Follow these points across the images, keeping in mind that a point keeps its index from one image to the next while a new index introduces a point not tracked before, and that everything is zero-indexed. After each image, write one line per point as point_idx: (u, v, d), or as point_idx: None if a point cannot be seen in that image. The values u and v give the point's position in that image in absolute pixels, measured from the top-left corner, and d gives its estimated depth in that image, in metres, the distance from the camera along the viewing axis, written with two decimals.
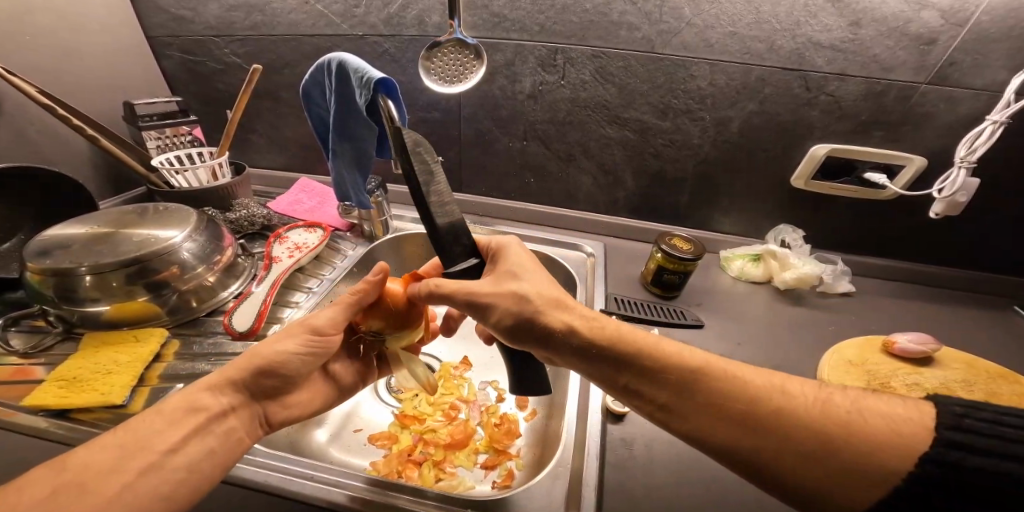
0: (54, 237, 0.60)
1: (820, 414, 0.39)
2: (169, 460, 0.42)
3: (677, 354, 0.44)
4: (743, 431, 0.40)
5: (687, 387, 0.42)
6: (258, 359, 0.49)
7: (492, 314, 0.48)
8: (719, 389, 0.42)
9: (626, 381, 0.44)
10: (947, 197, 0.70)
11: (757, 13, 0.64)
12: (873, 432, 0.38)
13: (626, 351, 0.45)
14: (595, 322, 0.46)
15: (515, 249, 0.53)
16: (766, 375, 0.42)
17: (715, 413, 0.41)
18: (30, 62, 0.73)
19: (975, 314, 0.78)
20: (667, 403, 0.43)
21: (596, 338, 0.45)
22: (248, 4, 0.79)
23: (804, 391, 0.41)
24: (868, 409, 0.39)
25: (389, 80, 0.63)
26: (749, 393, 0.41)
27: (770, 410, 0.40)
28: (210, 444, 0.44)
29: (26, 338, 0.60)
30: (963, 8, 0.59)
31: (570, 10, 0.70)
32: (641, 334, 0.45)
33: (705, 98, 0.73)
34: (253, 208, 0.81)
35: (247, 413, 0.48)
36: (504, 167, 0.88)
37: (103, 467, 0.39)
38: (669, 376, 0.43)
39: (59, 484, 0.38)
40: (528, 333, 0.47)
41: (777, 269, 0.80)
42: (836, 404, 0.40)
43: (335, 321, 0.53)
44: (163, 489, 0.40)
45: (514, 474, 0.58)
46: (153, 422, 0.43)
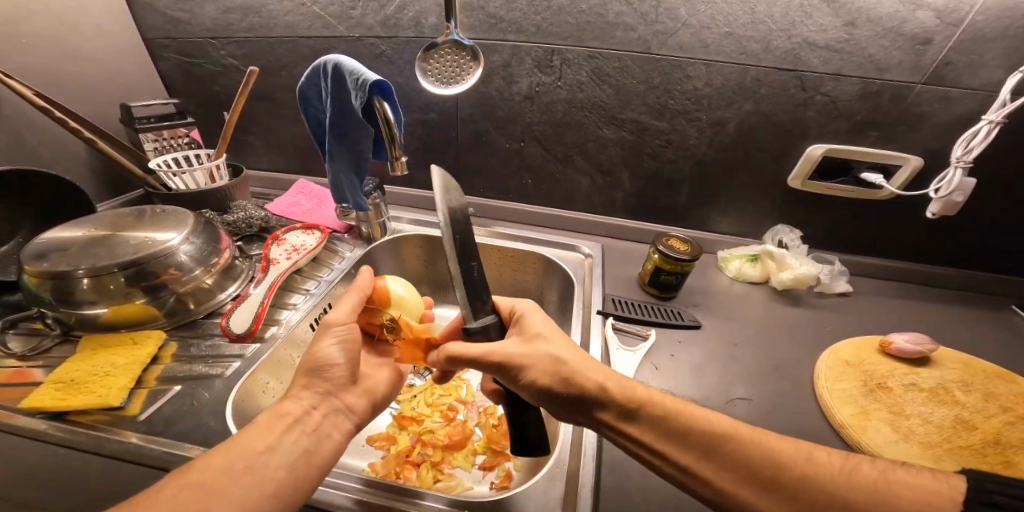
0: (50, 240, 0.60)
1: (846, 482, 0.41)
2: (270, 461, 0.43)
3: (702, 416, 0.46)
4: (766, 496, 0.41)
5: (712, 452, 0.43)
6: (309, 359, 0.52)
7: (528, 376, 0.47)
8: (744, 453, 0.43)
9: (652, 442, 0.45)
10: (943, 197, 0.70)
11: (752, 13, 0.64)
12: (900, 504, 0.39)
13: (657, 412, 0.45)
14: (624, 384, 0.47)
15: (535, 313, 0.52)
16: (791, 442, 0.44)
17: (738, 475, 0.42)
18: (29, 64, 0.74)
19: (974, 314, 0.78)
20: (691, 464, 0.44)
21: (627, 400, 0.46)
22: (245, 6, 0.79)
23: (829, 458, 0.43)
24: (895, 479, 0.41)
25: (386, 83, 0.63)
26: (772, 458, 0.43)
27: (793, 475, 0.42)
28: (303, 445, 0.46)
29: (25, 340, 0.60)
30: (958, 8, 0.59)
31: (566, 11, 0.70)
32: (666, 397, 0.47)
33: (702, 98, 0.73)
34: (251, 211, 0.81)
35: (328, 409, 0.50)
36: (502, 168, 0.88)
37: (217, 469, 0.41)
38: (693, 439, 0.44)
39: (184, 486, 0.39)
40: (559, 395, 0.47)
41: (775, 269, 0.80)
42: (862, 472, 0.41)
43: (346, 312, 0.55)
44: (267, 487, 0.42)
45: (512, 475, 0.58)
46: (255, 428, 0.45)
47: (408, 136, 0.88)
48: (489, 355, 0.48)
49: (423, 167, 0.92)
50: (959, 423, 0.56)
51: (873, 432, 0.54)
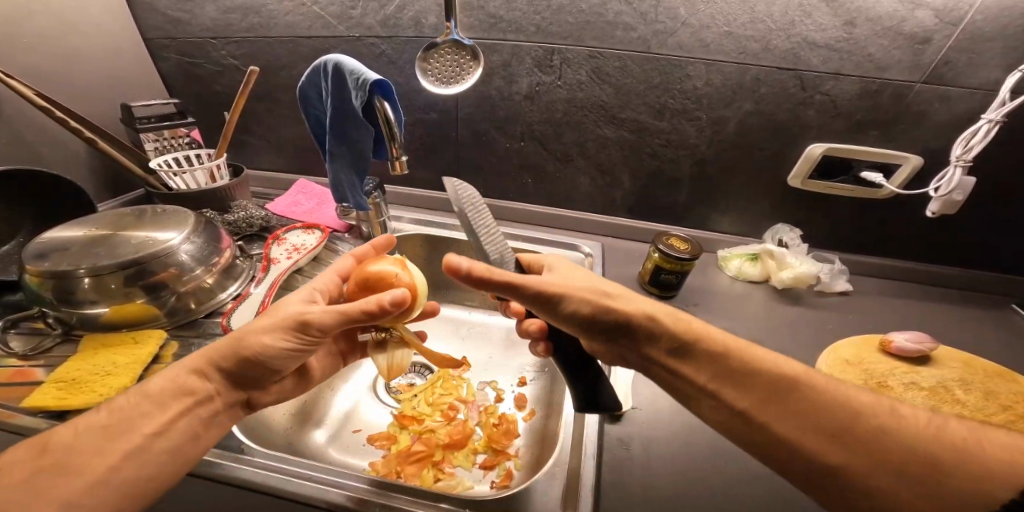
0: (51, 240, 0.60)
1: (935, 437, 0.38)
2: (153, 442, 0.42)
3: (769, 360, 0.44)
4: (836, 445, 0.39)
5: (781, 397, 0.42)
6: (244, 348, 0.46)
7: (566, 306, 0.47)
8: (820, 399, 0.41)
9: (706, 383, 0.44)
10: (943, 196, 0.70)
11: (752, 12, 0.64)
12: (992, 464, 0.36)
13: (715, 350, 0.45)
14: (679, 319, 0.47)
15: (563, 260, 0.53)
16: (874, 395, 0.41)
17: (808, 422, 0.40)
18: (29, 64, 0.74)
19: (974, 313, 0.78)
20: (750, 409, 0.42)
21: (679, 331, 0.46)
22: (245, 6, 0.79)
23: (915, 414, 0.40)
24: (993, 441, 0.37)
25: (386, 82, 0.63)
26: (843, 404, 0.41)
27: (866, 423, 0.39)
28: (194, 429, 0.45)
29: (26, 340, 0.60)
30: (957, 7, 0.59)
31: (566, 10, 0.70)
32: (731, 339, 0.46)
33: (701, 98, 0.73)
34: (252, 210, 0.81)
35: (231, 397, 0.48)
36: (502, 167, 0.88)
37: (88, 450, 0.40)
38: (762, 382, 0.43)
39: (43, 464, 0.39)
40: (604, 326, 0.47)
41: (775, 269, 0.80)
42: (946, 430, 0.38)
43: (326, 325, 0.47)
44: (145, 471, 0.41)
45: (513, 474, 0.58)
46: (139, 405, 0.43)
47: (409, 136, 0.88)
48: (531, 283, 0.46)
49: (423, 167, 0.92)
50: None
51: None
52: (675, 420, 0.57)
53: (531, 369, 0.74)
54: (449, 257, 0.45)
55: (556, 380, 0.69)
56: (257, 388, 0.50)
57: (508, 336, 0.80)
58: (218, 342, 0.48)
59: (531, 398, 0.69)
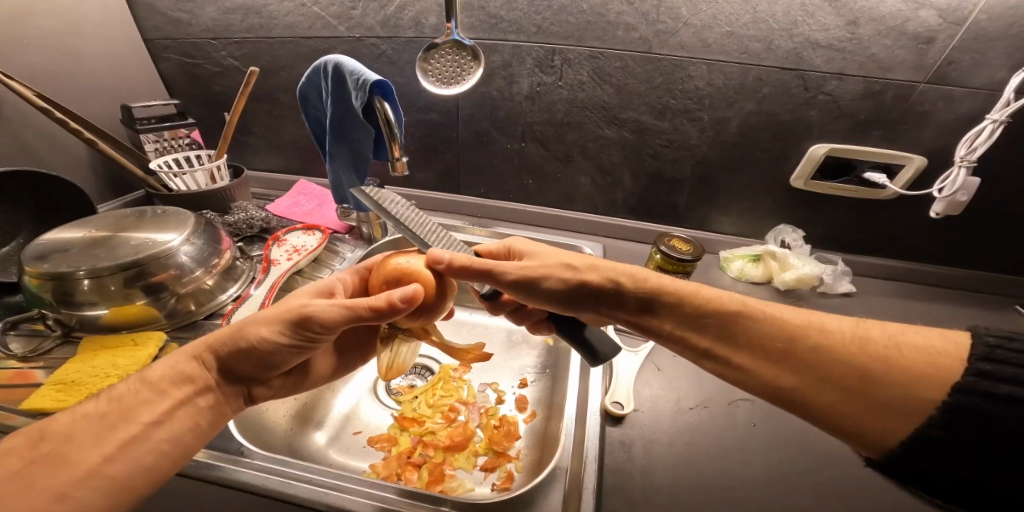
0: (50, 242, 0.60)
1: (858, 347, 0.41)
2: (151, 432, 0.42)
3: (715, 298, 0.47)
4: (784, 369, 0.42)
5: (732, 331, 0.45)
6: (244, 340, 0.46)
7: (540, 284, 0.49)
8: (760, 327, 0.44)
9: (669, 329, 0.48)
10: (947, 197, 0.70)
11: (754, 12, 0.64)
12: (910, 362, 0.39)
13: (675, 298, 0.48)
14: (640, 278, 0.49)
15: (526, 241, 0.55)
16: (805, 315, 0.44)
17: (755, 349, 0.44)
18: (30, 65, 0.73)
19: (978, 314, 0.77)
20: (711, 347, 0.46)
21: (639, 289, 0.49)
22: (245, 7, 0.79)
23: (842, 326, 0.43)
24: (906, 342, 0.40)
25: (386, 82, 0.62)
26: (785, 331, 0.44)
27: (806, 346, 0.42)
28: (195, 419, 0.44)
29: (26, 342, 0.60)
30: (961, 7, 0.59)
31: (567, 11, 0.69)
32: (680, 282, 0.49)
33: (703, 98, 0.72)
34: (252, 212, 0.81)
35: (232, 390, 0.48)
36: (503, 168, 0.88)
37: (83, 440, 0.39)
38: (711, 321, 0.46)
39: (37, 454, 0.38)
40: (580, 296, 0.49)
41: (777, 269, 0.79)
42: (872, 338, 0.41)
43: (329, 321, 0.46)
44: (144, 461, 0.40)
45: (513, 476, 0.58)
46: (139, 392, 0.43)
47: (409, 136, 0.88)
48: (504, 269, 0.49)
49: (423, 167, 0.91)
50: None
51: None
52: (676, 422, 0.57)
53: (532, 371, 0.74)
54: (433, 250, 0.50)
55: (557, 382, 0.69)
56: (257, 382, 0.50)
57: (509, 337, 0.80)
58: (220, 330, 0.47)
59: (532, 400, 0.69)
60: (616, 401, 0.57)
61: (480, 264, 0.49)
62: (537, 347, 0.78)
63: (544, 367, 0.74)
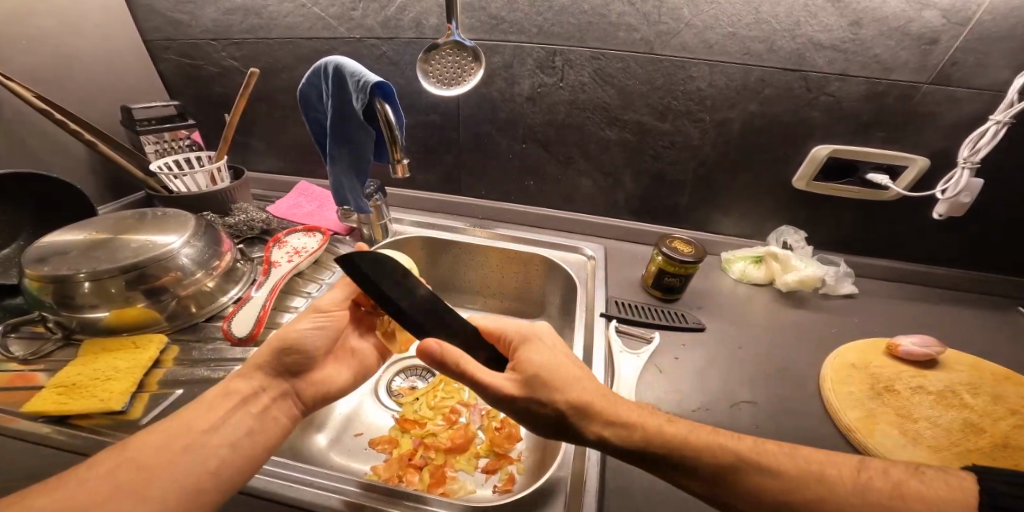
0: (49, 245, 0.60)
1: (863, 502, 0.39)
2: (213, 438, 0.44)
3: (709, 447, 0.43)
4: None
5: (726, 484, 0.42)
6: (273, 341, 0.51)
7: (529, 408, 0.45)
8: (760, 481, 0.41)
9: (664, 473, 0.44)
10: (950, 198, 0.70)
11: (757, 13, 0.64)
12: None
13: (680, 452, 0.43)
14: (633, 424, 0.44)
15: (544, 343, 0.49)
16: (802, 464, 0.42)
17: (757, 502, 0.41)
18: (30, 66, 0.73)
19: (980, 315, 0.77)
20: (706, 492, 0.43)
21: (642, 441, 0.43)
22: (245, 7, 0.79)
23: (843, 475, 0.41)
24: (912, 491, 0.39)
25: (387, 84, 0.62)
26: (786, 485, 0.41)
27: (809, 504, 0.40)
28: (248, 424, 0.47)
29: (26, 344, 0.60)
30: (965, 8, 0.58)
31: (568, 12, 0.69)
32: (675, 428, 0.44)
33: (705, 99, 0.72)
34: (253, 213, 0.81)
35: (277, 389, 0.50)
36: (504, 169, 0.87)
37: (157, 446, 0.42)
38: (705, 471, 0.42)
39: (120, 458, 0.40)
40: (571, 427, 0.45)
41: (779, 270, 0.79)
42: (876, 490, 0.39)
43: (334, 303, 0.55)
44: (209, 464, 0.42)
45: (515, 479, 0.58)
46: (196, 408, 0.46)
47: (409, 138, 0.88)
48: (492, 385, 0.45)
49: (423, 168, 0.91)
50: (966, 426, 0.55)
51: (880, 436, 0.54)
52: None
53: None
54: (425, 342, 0.44)
55: None
56: (301, 379, 0.52)
57: None
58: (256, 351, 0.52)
59: None
60: None
61: (471, 379, 0.45)
62: None
63: None
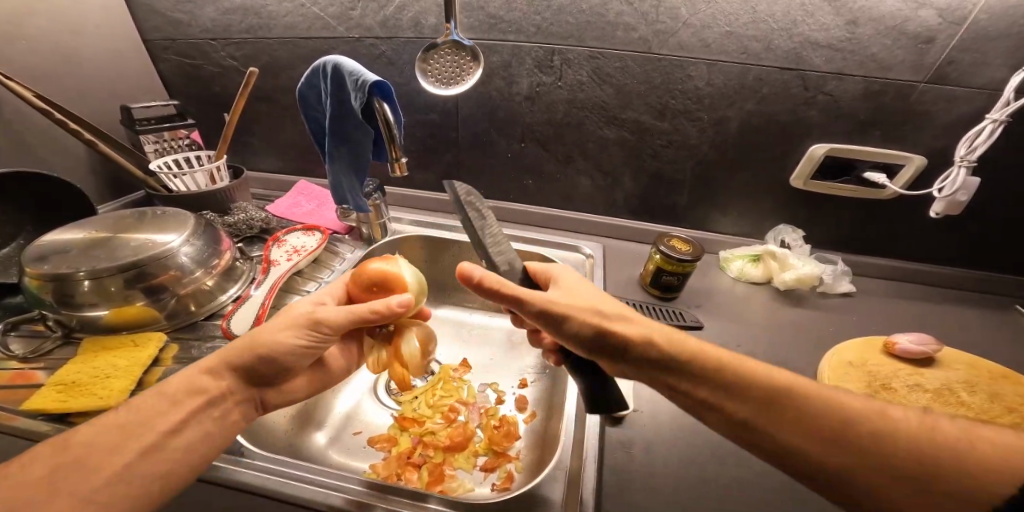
0: (50, 243, 0.60)
1: (928, 440, 0.37)
2: (168, 440, 0.42)
3: (762, 371, 0.42)
4: (835, 452, 0.38)
5: (780, 411, 0.40)
6: (256, 346, 0.48)
7: (569, 324, 0.47)
8: (815, 406, 0.40)
9: (706, 396, 0.43)
10: (947, 196, 0.70)
11: (754, 12, 0.64)
12: (986, 465, 0.35)
13: (714, 368, 0.43)
14: (675, 337, 0.45)
15: (571, 276, 0.52)
16: (863, 399, 0.40)
17: (807, 429, 0.39)
18: (29, 66, 0.73)
19: (978, 314, 0.77)
20: (749, 418, 0.41)
21: (669, 354, 0.44)
22: (245, 7, 0.79)
23: (907, 415, 0.39)
24: (981, 438, 0.37)
25: (386, 83, 0.63)
26: (844, 416, 0.39)
27: (863, 432, 0.38)
28: (207, 426, 0.45)
29: (27, 343, 0.60)
30: (961, 7, 0.59)
31: (567, 11, 0.69)
32: (719, 350, 0.44)
33: (703, 98, 0.72)
34: (252, 212, 0.81)
35: (244, 394, 0.48)
36: (503, 168, 0.88)
37: (106, 448, 0.40)
38: (753, 393, 0.41)
39: (63, 462, 0.38)
40: (609, 340, 0.45)
41: (777, 269, 0.79)
42: (942, 429, 0.38)
43: (338, 323, 0.50)
44: (160, 469, 0.41)
45: (514, 476, 0.58)
46: (156, 403, 0.43)
47: (409, 137, 0.88)
48: (536, 299, 0.47)
49: (423, 168, 0.91)
50: None
51: None
52: (676, 422, 0.57)
53: (532, 371, 0.74)
54: (462, 266, 0.48)
55: (557, 382, 0.69)
56: (270, 388, 0.50)
57: (508, 338, 0.80)
58: (234, 343, 0.48)
59: (531, 400, 0.69)
60: None
61: (512, 293, 0.46)
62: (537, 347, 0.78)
63: (544, 366, 0.74)
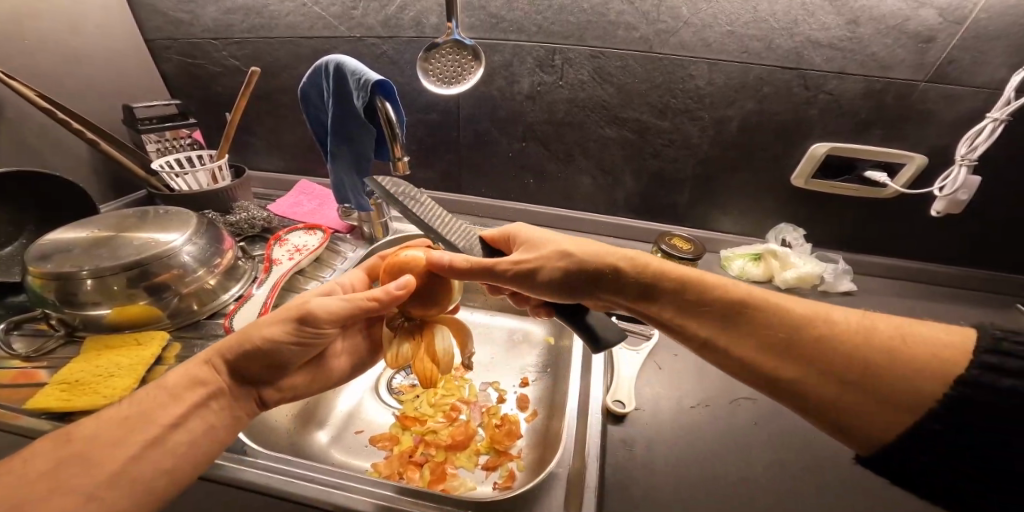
0: (52, 242, 0.60)
1: (865, 338, 0.40)
2: (170, 433, 0.42)
3: (720, 286, 0.47)
4: (790, 363, 0.42)
5: (737, 319, 0.45)
6: (249, 341, 0.48)
7: (540, 275, 0.50)
8: (767, 318, 0.44)
9: (670, 317, 0.48)
10: (948, 195, 0.70)
11: (755, 12, 0.64)
12: (914, 355, 0.39)
13: (677, 287, 0.48)
14: (639, 262, 0.50)
15: (530, 229, 0.55)
16: (809, 305, 0.44)
17: (769, 349, 0.43)
18: (31, 66, 0.74)
19: (979, 313, 0.77)
20: (711, 338, 0.46)
21: (637, 276, 0.49)
22: (246, 7, 0.79)
23: (847, 317, 0.42)
24: (910, 333, 0.40)
25: (388, 82, 0.63)
26: (792, 323, 0.43)
27: (811, 339, 0.42)
28: (209, 420, 0.45)
29: (28, 342, 0.60)
30: (962, 6, 0.59)
31: (568, 10, 0.70)
32: (679, 270, 0.48)
33: (703, 98, 0.72)
34: (253, 211, 0.82)
35: (241, 391, 0.48)
36: (504, 168, 0.88)
37: (108, 441, 0.40)
38: (709, 309, 0.46)
39: (64, 455, 0.38)
40: (579, 283, 0.50)
41: (777, 269, 0.79)
42: (878, 329, 0.41)
43: (333, 315, 0.49)
44: (164, 462, 0.41)
45: (515, 475, 0.58)
46: (156, 396, 0.44)
47: (410, 137, 0.88)
48: (502, 263, 0.50)
49: (424, 167, 0.92)
50: None
51: None
52: (676, 421, 0.57)
53: (533, 370, 0.74)
54: (431, 256, 0.51)
55: (557, 381, 0.69)
56: (268, 385, 0.51)
57: (509, 337, 0.80)
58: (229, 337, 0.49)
59: (532, 398, 0.69)
60: (617, 400, 0.57)
61: (479, 264, 0.50)
62: (538, 346, 0.78)
63: (545, 366, 0.74)
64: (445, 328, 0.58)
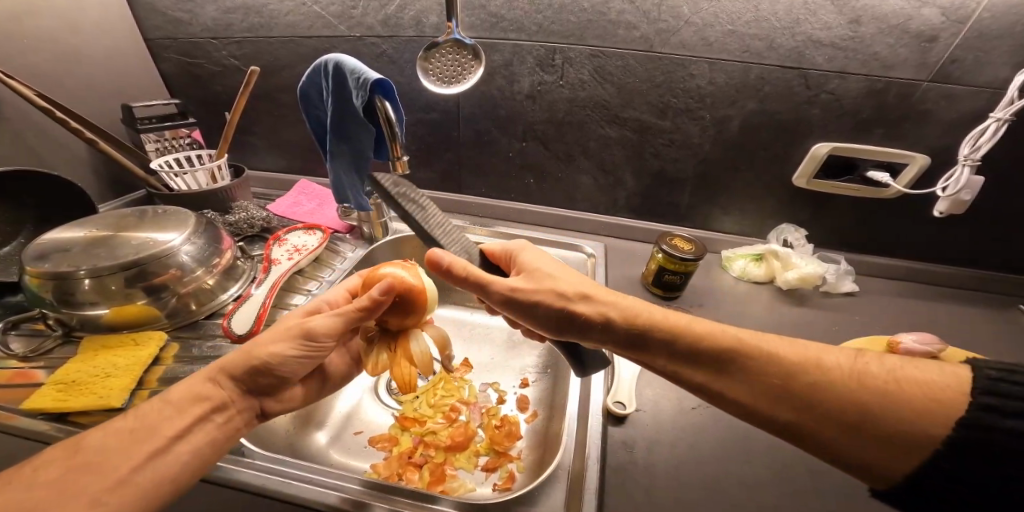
0: (49, 243, 0.60)
1: (859, 384, 0.39)
2: (175, 445, 0.42)
3: (707, 333, 0.44)
4: (786, 406, 0.41)
5: (729, 368, 0.43)
6: (254, 358, 0.47)
7: (535, 311, 0.49)
8: (759, 365, 0.42)
9: (665, 366, 0.46)
10: (951, 195, 0.70)
11: (756, 11, 0.64)
12: (910, 401, 0.38)
13: (667, 335, 0.45)
14: (630, 312, 0.47)
15: (532, 251, 0.55)
16: (800, 349, 0.42)
17: (768, 394, 0.41)
18: (30, 66, 0.73)
19: (982, 314, 0.77)
20: (705, 383, 0.44)
21: (628, 327, 0.46)
22: (246, 6, 0.79)
23: (839, 360, 0.41)
24: (905, 377, 0.39)
25: (387, 81, 0.62)
26: (786, 370, 0.41)
27: (807, 385, 0.40)
28: (215, 432, 0.45)
29: (26, 341, 0.60)
30: (964, 5, 0.59)
31: (568, 10, 0.69)
32: (673, 317, 0.46)
33: (704, 97, 0.72)
34: (253, 211, 0.82)
35: (245, 404, 0.48)
36: (504, 167, 0.87)
37: (115, 450, 0.40)
38: (704, 357, 0.44)
39: (73, 463, 0.39)
40: (574, 324, 0.48)
41: (778, 268, 0.79)
42: (872, 373, 0.39)
43: (333, 330, 0.50)
44: (169, 472, 0.41)
45: (515, 476, 0.58)
46: (161, 409, 0.43)
47: (409, 136, 0.88)
48: (496, 283, 0.50)
49: (424, 167, 0.91)
50: None
51: None
52: (677, 422, 0.56)
53: (533, 371, 0.74)
54: (432, 251, 0.50)
55: (558, 381, 0.69)
56: (268, 397, 0.50)
57: (509, 337, 0.80)
58: (231, 355, 0.48)
59: (532, 400, 0.69)
60: (618, 400, 0.57)
61: (476, 276, 0.50)
62: (538, 347, 0.77)
63: (545, 366, 0.74)
64: (420, 331, 0.57)
